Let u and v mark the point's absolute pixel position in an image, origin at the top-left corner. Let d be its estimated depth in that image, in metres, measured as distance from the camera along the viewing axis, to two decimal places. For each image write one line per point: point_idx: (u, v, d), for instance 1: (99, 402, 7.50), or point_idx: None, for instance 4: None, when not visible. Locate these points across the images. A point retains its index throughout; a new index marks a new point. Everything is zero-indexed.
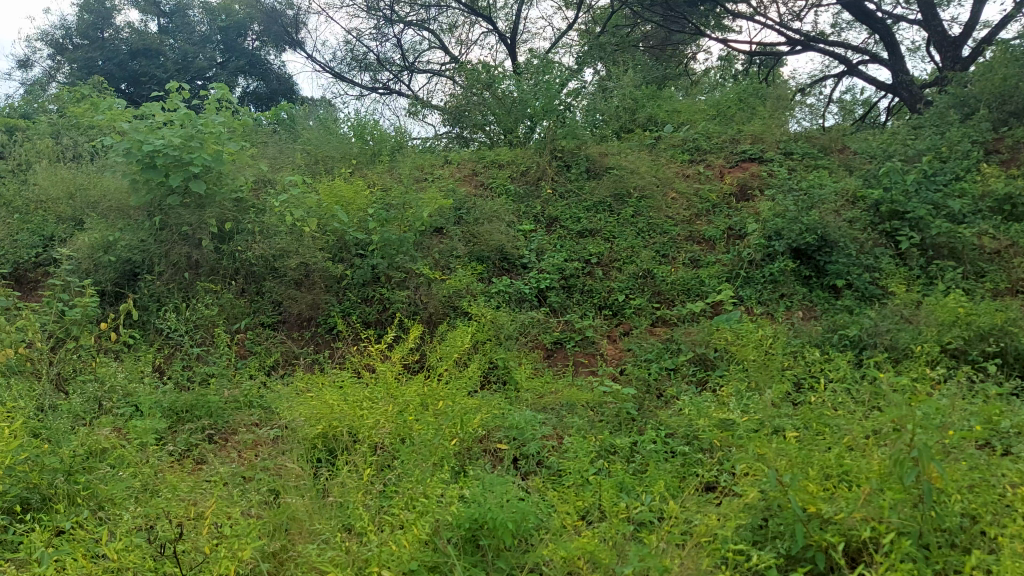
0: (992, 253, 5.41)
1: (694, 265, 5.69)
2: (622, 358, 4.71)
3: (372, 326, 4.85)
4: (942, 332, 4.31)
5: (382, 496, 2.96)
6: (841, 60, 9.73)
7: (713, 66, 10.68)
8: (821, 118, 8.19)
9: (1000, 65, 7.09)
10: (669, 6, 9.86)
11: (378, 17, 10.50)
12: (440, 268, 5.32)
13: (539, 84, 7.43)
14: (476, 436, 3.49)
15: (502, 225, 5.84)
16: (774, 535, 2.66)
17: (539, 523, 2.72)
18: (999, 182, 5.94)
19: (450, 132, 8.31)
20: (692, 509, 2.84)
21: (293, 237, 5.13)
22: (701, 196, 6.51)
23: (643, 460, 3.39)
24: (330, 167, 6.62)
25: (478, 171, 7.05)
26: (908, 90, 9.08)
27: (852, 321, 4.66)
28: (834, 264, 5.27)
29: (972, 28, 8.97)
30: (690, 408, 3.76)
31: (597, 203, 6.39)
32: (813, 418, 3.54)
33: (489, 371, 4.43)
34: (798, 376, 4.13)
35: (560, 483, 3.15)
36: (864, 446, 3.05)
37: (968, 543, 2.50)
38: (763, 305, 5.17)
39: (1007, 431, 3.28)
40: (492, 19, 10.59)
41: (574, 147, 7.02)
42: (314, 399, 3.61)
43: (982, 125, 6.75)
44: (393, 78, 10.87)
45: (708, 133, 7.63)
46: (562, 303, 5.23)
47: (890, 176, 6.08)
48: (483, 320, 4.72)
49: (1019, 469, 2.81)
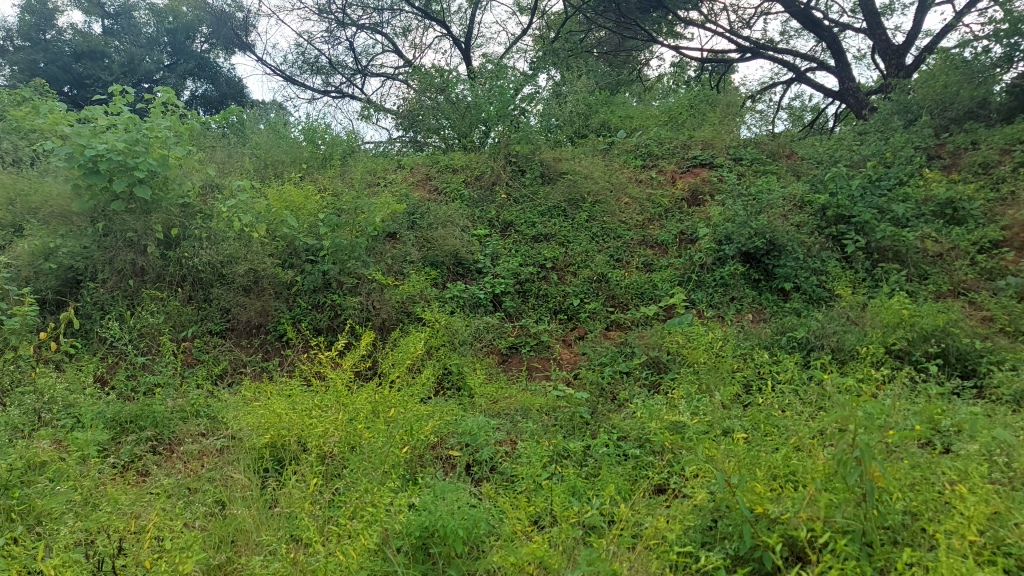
0: (935, 255, 5.54)
1: (648, 269, 5.74)
2: (578, 362, 4.72)
3: (324, 333, 4.79)
4: (887, 333, 4.43)
5: (330, 507, 2.92)
6: (790, 67, 9.94)
7: (667, 73, 10.81)
8: (771, 124, 8.33)
9: (941, 72, 7.30)
10: (622, 13, 9.89)
11: (330, 21, 10.42)
12: (394, 273, 5.27)
13: (493, 88, 7.51)
14: (428, 444, 3.46)
15: (456, 230, 5.80)
16: (723, 535, 2.68)
17: (489, 530, 2.69)
18: (941, 187, 6.10)
19: (402, 136, 8.18)
20: (642, 512, 2.87)
21: (241, 243, 5.06)
22: (654, 201, 6.58)
23: (597, 464, 3.40)
24: (280, 172, 6.48)
25: (432, 176, 6.97)
26: (854, 97, 9.28)
27: (800, 323, 4.77)
28: (782, 268, 5.37)
29: (914, 36, 9.24)
30: (642, 412, 3.80)
31: (552, 208, 6.42)
32: (761, 419, 3.61)
33: (443, 377, 4.40)
34: (747, 378, 4.21)
35: (512, 489, 3.13)
36: (810, 446, 3.11)
37: (910, 540, 2.53)
38: (714, 308, 5.24)
39: (947, 430, 3.38)
40: (445, 24, 10.60)
41: (528, 152, 7.06)
42: (262, 408, 3.57)
43: (925, 131, 6.95)
44: (345, 81, 10.78)
45: (659, 140, 7.72)
46: (517, 308, 5.22)
47: (836, 181, 6.25)
48: (438, 325, 4.70)
49: (957, 466, 2.88)
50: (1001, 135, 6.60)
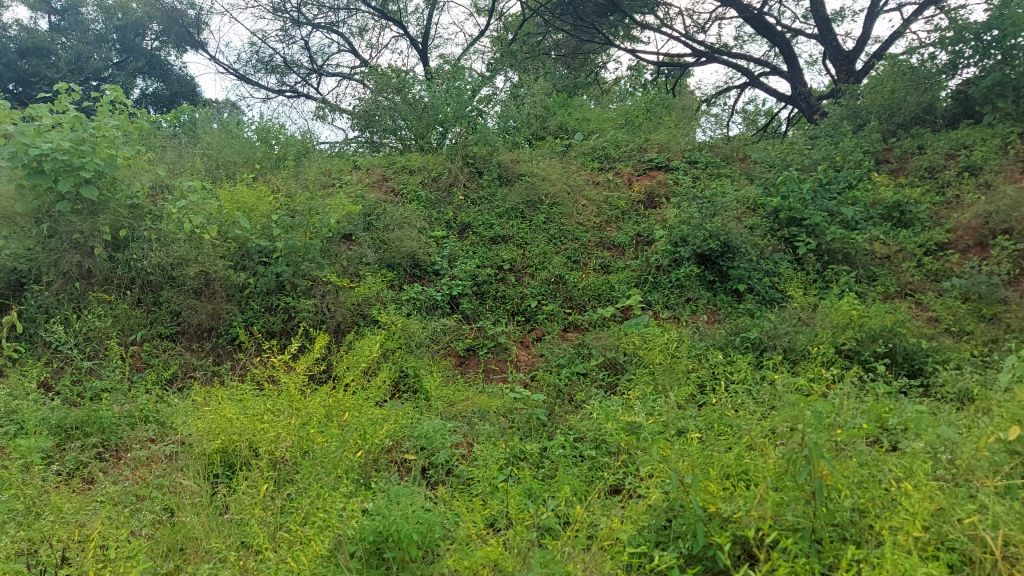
0: (883, 256, 5.67)
1: (605, 271, 5.78)
2: (535, 364, 4.73)
3: (277, 336, 4.73)
4: (837, 333, 4.52)
5: (281, 513, 2.88)
6: (744, 72, 10.09)
7: (624, 76, 10.89)
8: (725, 127, 8.45)
9: (889, 78, 7.48)
10: (579, 15, 9.93)
11: (285, 19, 10.29)
12: (348, 275, 5.21)
13: (450, 89, 7.51)
14: (383, 448, 3.42)
15: (413, 231, 5.76)
16: (677, 535, 2.71)
17: (444, 534, 2.67)
18: (889, 190, 6.25)
19: (358, 137, 8.10)
20: (597, 512, 2.89)
21: (192, 245, 4.95)
22: (611, 204, 6.62)
23: (553, 465, 3.40)
24: (233, 172, 6.37)
25: (389, 177, 6.91)
26: (806, 102, 9.46)
27: (753, 324, 4.84)
28: (736, 269, 5.44)
29: (863, 43, 9.44)
30: (599, 413, 3.82)
31: (509, 210, 6.41)
32: (715, 419, 3.65)
33: (399, 380, 4.37)
34: (702, 378, 4.26)
35: (468, 492, 3.12)
36: (762, 445, 3.16)
37: (857, 537, 2.59)
38: (670, 309, 5.29)
39: (894, 428, 3.47)
40: (402, 24, 10.54)
41: (486, 154, 7.05)
42: (212, 413, 3.50)
43: (873, 136, 7.12)
44: (300, 81, 10.66)
45: (616, 143, 7.77)
46: (474, 310, 5.20)
47: (788, 184, 6.36)
48: (394, 327, 4.66)
49: (903, 465, 2.95)
50: (947, 140, 6.78)
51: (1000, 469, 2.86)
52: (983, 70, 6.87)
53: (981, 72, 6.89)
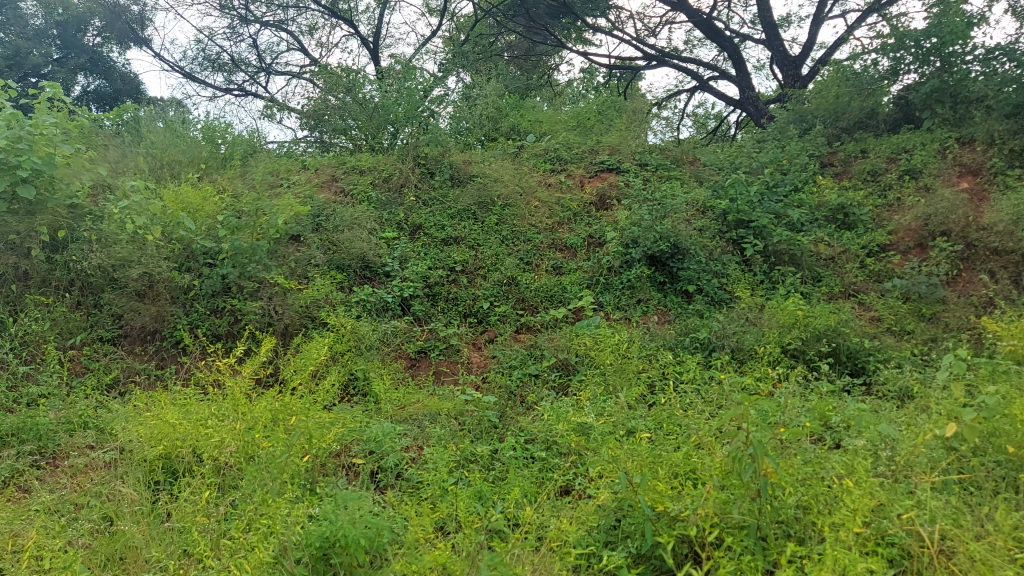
0: (828, 258, 5.79)
1: (557, 272, 5.79)
2: (487, 366, 4.71)
3: (223, 338, 4.64)
4: (784, 333, 4.60)
5: (225, 520, 2.83)
6: (693, 75, 10.23)
7: (576, 78, 10.95)
8: (675, 130, 8.55)
9: (833, 83, 7.65)
10: (532, 17, 9.98)
11: (232, 17, 10.12)
12: (296, 277, 5.14)
13: (401, 89, 7.46)
14: (331, 452, 3.38)
15: (363, 232, 5.70)
16: (626, 534, 2.72)
17: (392, 538, 2.64)
18: (833, 193, 6.39)
19: (308, 136, 7.99)
20: (547, 514, 2.89)
21: (135, 246, 4.82)
22: (563, 205, 6.64)
23: (503, 468, 3.39)
24: (177, 172, 6.24)
25: (338, 177, 6.83)
26: (754, 106, 9.64)
27: (702, 324, 4.91)
28: (686, 270, 5.52)
29: (809, 49, 9.65)
30: (550, 414, 3.83)
31: (461, 211, 6.38)
32: (664, 419, 3.69)
33: (349, 383, 4.32)
34: (652, 378, 4.30)
35: (417, 496, 3.09)
36: (710, 444, 3.20)
37: (801, 533, 2.63)
38: (621, 310, 5.33)
39: (837, 426, 3.54)
40: (353, 23, 10.44)
41: (437, 154, 7.03)
42: (154, 418, 3.42)
43: (818, 140, 7.27)
44: (248, 79, 10.49)
45: (568, 145, 7.80)
46: (426, 312, 5.18)
47: (735, 187, 6.46)
48: (343, 329, 4.61)
49: (845, 462, 3.01)
50: (888, 144, 6.95)
51: (937, 465, 2.94)
52: (922, 77, 7.09)
53: (920, 78, 7.11)
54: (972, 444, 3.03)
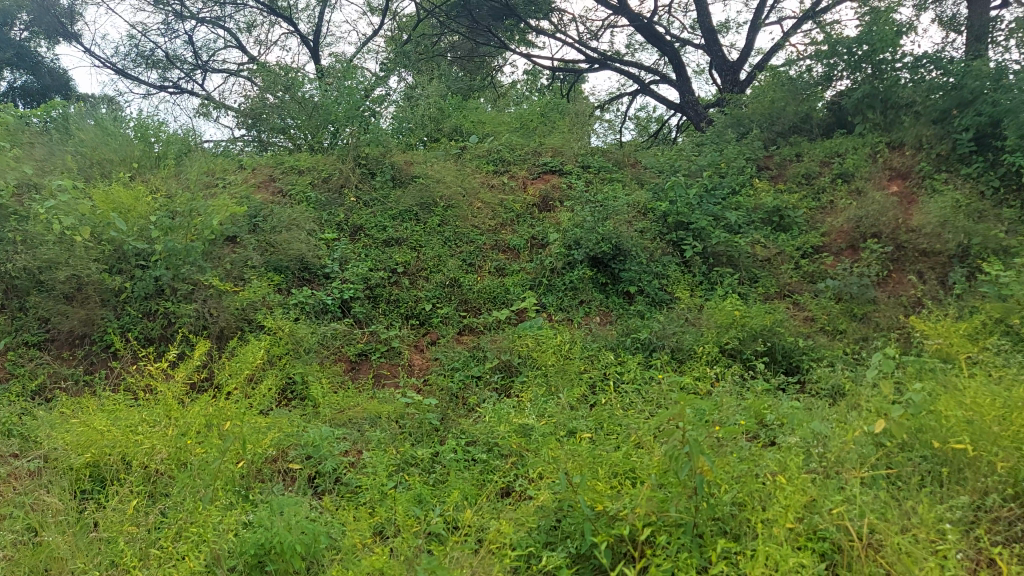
0: (764, 259, 5.92)
1: (500, 273, 5.80)
2: (429, 368, 4.69)
3: (155, 342, 4.51)
4: (721, 333, 4.68)
5: (155, 529, 2.76)
6: (635, 79, 10.36)
7: (520, 79, 10.99)
8: (617, 133, 8.64)
9: (770, 89, 7.83)
10: (475, 18, 9.99)
11: (167, 12, 9.87)
12: (232, 279, 5.03)
13: (341, 88, 7.38)
14: (267, 457, 3.32)
15: (302, 233, 5.61)
16: (565, 535, 2.72)
17: (329, 544, 2.60)
18: (769, 196, 6.54)
19: (245, 135, 7.84)
20: (487, 516, 2.89)
21: (63, 247, 4.69)
22: (506, 206, 6.65)
23: (444, 470, 3.37)
24: (108, 172, 6.07)
25: (276, 177, 6.72)
26: (694, 110, 9.80)
27: (643, 325, 4.97)
28: (627, 272, 5.58)
29: (747, 54, 9.85)
30: (491, 416, 3.83)
31: (403, 212, 6.33)
32: (604, 419, 3.72)
33: (287, 387, 4.24)
34: (593, 379, 4.33)
35: (355, 501, 3.06)
36: (649, 443, 3.24)
37: (737, 530, 2.66)
38: (563, 311, 5.36)
39: (771, 424, 3.62)
40: (292, 21, 10.28)
41: (378, 154, 6.97)
42: (81, 425, 3.32)
43: (755, 144, 7.43)
44: (184, 77, 10.25)
45: (511, 146, 7.81)
46: (366, 314, 5.13)
47: (675, 190, 6.55)
48: (280, 332, 4.53)
49: (779, 459, 3.08)
50: (822, 148, 7.13)
51: (866, 461, 3.03)
52: (854, 82, 7.30)
53: (852, 84, 7.32)
54: (900, 439, 3.12)
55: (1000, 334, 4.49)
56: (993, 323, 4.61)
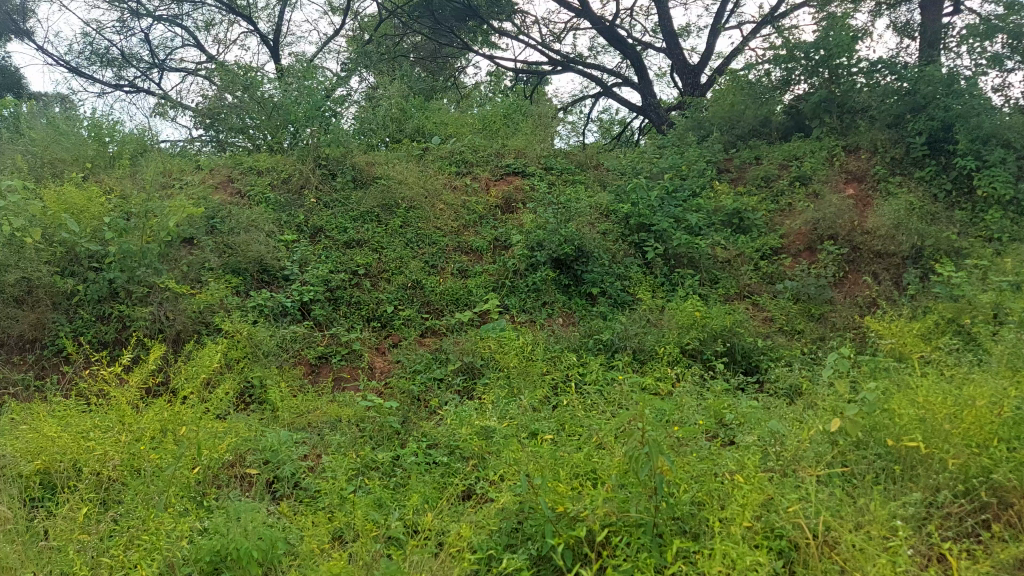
0: (724, 261, 6.00)
1: (462, 275, 5.78)
2: (391, 371, 4.66)
3: (109, 346, 4.44)
4: (682, 334, 4.72)
5: (107, 537, 2.70)
6: (598, 81, 10.41)
7: (483, 81, 10.98)
8: (580, 135, 8.67)
9: (730, 92, 7.92)
10: (437, 19, 9.99)
11: (123, 10, 9.69)
12: (189, 281, 4.95)
13: (301, 88, 7.30)
14: (224, 462, 3.27)
15: (261, 235, 5.54)
16: (526, 537, 2.72)
17: (287, 549, 2.58)
18: (729, 199, 6.62)
19: (203, 135, 7.72)
20: (448, 519, 2.87)
21: (12, 249, 4.59)
22: (469, 208, 6.62)
23: (405, 473, 3.35)
24: (60, 172, 5.94)
25: (235, 177, 6.63)
26: (655, 113, 9.88)
27: (605, 326, 4.99)
28: (590, 273, 5.61)
29: (707, 58, 9.96)
30: (453, 419, 3.82)
31: (364, 213, 6.28)
32: (566, 421, 3.73)
33: (245, 391, 4.19)
34: (555, 380, 4.34)
35: (314, 506, 3.02)
36: (610, 444, 3.25)
37: (696, 529, 2.68)
38: (526, 313, 5.37)
39: (731, 424, 3.66)
40: (252, 20, 10.15)
41: (339, 155, 6.90)
42: (31, 432, 3.24)
43: (715, 147, 7.51)
44: (140, 76, 10.07)
45: (473, 147, 7.78)
46: (327, 317, 5.07)
47: (637, 191, 6.59)
48: (238, 335, 4.47)
49: (738, 458, 3.11)
50: (781, 151, 7.23)
51: (822, 459, 3.08)
52: (811, 87, 7.41)
53: (809, 89, 7.43)
54: (855, 438, 3.18)
55: (952, 333, 4.59)
56: (945, 322, 4.72)
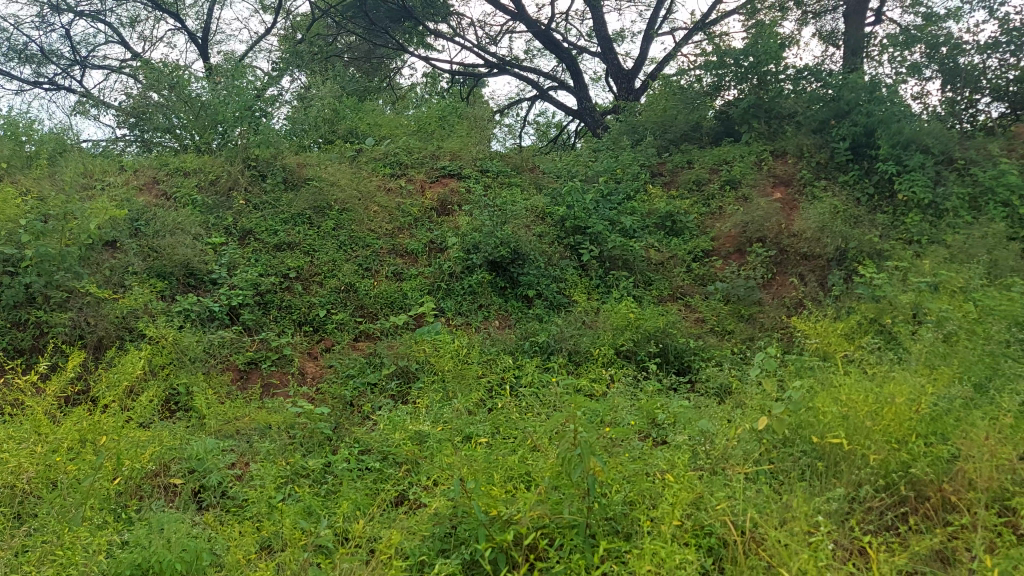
0: (657, 263, 6.09)
1: (397, 278, 5.73)
2: (323, 376, 4.59)
3: (26, 354, 4.27)
4: (617, 336, 4.77)
5: (20, 552, 2.58)
6: (534, 84, 10.46)
7: (419, 82, 10.92)
8: (516, 138, 8.70)
9: (662, 97, 8.04)
10: (371, 20, 9.90)
11: (42, 4, 9.33)
12: (111, 286, 4.79)
13: (230, 87, 7.15)
14: (147, 473, 3.17)
15: (187, 238, 5.39)
16: (459, 542, 2.70)
17: (213, 561, 2.51)
18: (662, 202, 6.72)
19: (127, 135, 7.48)
20: (379, 526, 2.84)
21: None
22: (404, 210, 6.57)
23: (336, 480, 3.30)
24: None
25: (160, 178, 6.43)
26: (591, 116, 9.98)
27: (541, 328, 5.01)
28: (526, 276, 5.62)
29: (641, 63, 10.10)
30: (385, 424, 3.77)
31: (296, 215, 6.18)
32: (501, 424, 3.72)
33: (171, 398, 4.08)
34: (490, 383, 4.34)
35: (241, 515, 2.95)
36: (543, 446, 3.26)
37: (628, 529, 2.71)
38: (462, 315, 5.35)
39: (663, 423, 3.70)
40: (179, 17, 9.89)
41: (269, 156, 6.78)
42: None
43: (648, 151, 7.61)
44: (61, 73, 9.71)
45: (408, 149, 7.71)
46: (257, 321, 4.96)
47: (572, 195, 6.64)
48: (163, 340, 4.33)
49: (668, 458, 3.15)
50: (712, 155, 7.36)
51: (750, 457, 3.14)
52: (741, 93, 7.57)
53: (739, 94, 7.59)
54: (782, 435, 3.25)
55: (874, 333, 4.75)
56: (867, 322, 4.88)
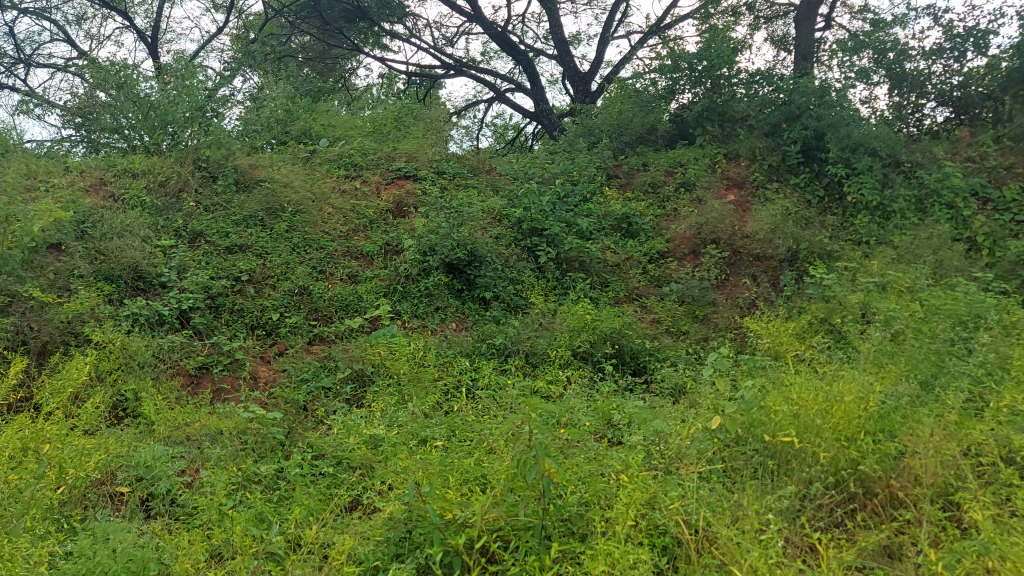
0: (613, 264, 6.13)
1: (352, 281, 5.68)
2: (276, 380, 4.53)
3: None
4: (573, 337, 4.80)
5: None
6: (490, 86, 10.46)
7: (375, 83, 10.84)
8: (473, 139, 8.69)
9: (618, 100, 8.10)
10: (325, 20, 9.80)
11: None
12: (56, 290, 4.66)
13: (180, 87, 7.01)
14: (92, 481, 3.09)
15: (135, 240, 5.26)
16: (414, 545, 2.68)
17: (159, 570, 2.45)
18: (618, 205, 6.76)
19: (73, 135, 7.30)
20: (332, 531, 2.81)
21: None
22: (359, 212, 6.51)
23: (289, 486, 3.25)
24: None
25: (107, 180, 6.27)
26: (548, 119, 10.01)
27: (498, 330, 5.01)
28: (482, 278, 5.63)
29: (597, 66, 10.17)
30: (340, 428, 3.74)
31: (247, 217, 6.08)
32: (456, 427, 3.71)
33: (118, 405, 3.99)
34: (446, 386, 4.32)
35: (190, 523, 2.90)
36: (499, 448, 3.26)
37: (583, 530, 2.72)
38: (418, 318, 5.33)
39: (618, 424, 3.72)
40: (127, 15, 9.67)
41: (221, 157, 6.67)
42: None
43: (604, 154, 7.66)
44: (4, 71, 9.44)
45: (364, 150, 7.65)
46: (208, 325, 4.86)
47: (528, 197, 6.66)
48: (110, 345, 4.23)
49: (623, 459, 3.17)
50: (666, 158, 7.43)
51: (704, 456, 3.17)
52: (695, 96, 7.66)
53: (693, 97, 7.66)
54: (735, 434, 3.29)
55: (824, 332, 4.84)
56: (818, 322, 4.97)
